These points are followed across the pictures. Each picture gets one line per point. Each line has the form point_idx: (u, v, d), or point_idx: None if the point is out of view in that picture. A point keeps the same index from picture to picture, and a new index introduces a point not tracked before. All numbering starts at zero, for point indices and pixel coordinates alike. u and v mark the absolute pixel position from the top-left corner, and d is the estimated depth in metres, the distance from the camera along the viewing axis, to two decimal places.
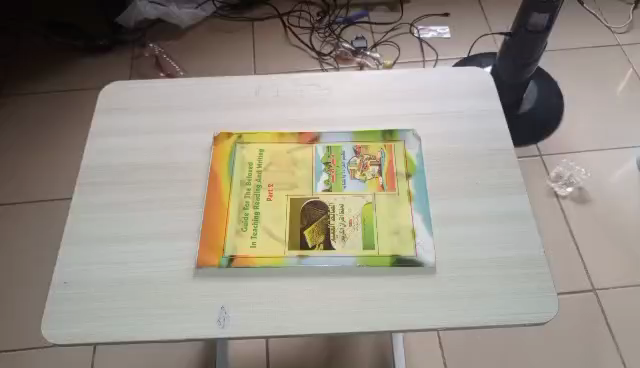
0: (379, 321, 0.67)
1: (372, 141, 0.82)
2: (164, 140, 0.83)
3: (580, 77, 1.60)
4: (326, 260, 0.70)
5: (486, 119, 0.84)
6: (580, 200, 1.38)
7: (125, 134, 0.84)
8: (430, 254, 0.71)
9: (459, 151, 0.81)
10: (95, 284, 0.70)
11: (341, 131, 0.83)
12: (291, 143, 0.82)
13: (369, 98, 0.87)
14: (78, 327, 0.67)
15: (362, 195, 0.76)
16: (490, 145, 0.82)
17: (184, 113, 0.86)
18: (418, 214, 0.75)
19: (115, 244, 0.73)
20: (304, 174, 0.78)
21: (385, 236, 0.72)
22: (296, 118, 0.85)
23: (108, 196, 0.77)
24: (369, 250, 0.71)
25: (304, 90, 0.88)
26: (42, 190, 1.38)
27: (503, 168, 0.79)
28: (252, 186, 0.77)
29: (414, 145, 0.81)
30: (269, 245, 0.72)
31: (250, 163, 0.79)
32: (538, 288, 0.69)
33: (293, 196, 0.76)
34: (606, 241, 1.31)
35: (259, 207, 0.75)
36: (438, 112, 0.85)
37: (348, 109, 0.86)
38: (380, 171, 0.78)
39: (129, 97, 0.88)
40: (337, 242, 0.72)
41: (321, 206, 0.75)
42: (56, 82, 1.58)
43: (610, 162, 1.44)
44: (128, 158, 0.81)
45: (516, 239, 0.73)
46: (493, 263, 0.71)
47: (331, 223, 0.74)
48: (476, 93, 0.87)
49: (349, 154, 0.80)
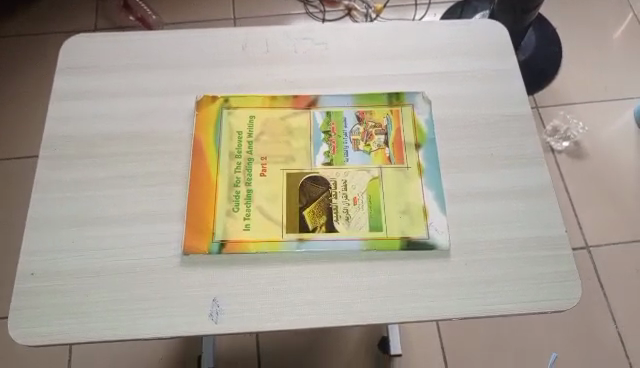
0: (389, 311, 0.60)
1: (376, 105, 0.73)
2: (138, 104, 0.72)
3: (579, 24, 1.51)
4: (329, 244, 0.63)
5: (499, 81, 0.76)
6: (576, 155, 1.32)
7: (93, 96, 0.73)
8: (443, 235, 0.65)
9: (471, 116, 0.73)
10: (66, 275, 0.61)
11: (341, 93, 0.74)
12: (284, 108, 0.72)
13: (370, 56, 0.77)
14: (51, 325, 0.59)
15: (367, 169, 0.68)
16: (504, 110, 0.74)
17: (160, 71, 0.75)
18: (429, 190, 0.67)
19: (88, 228, 0.64)
20: (301, 145, 0.69)
21: (393, 216, 0.65)
22: (290, 79, 0.75)
23: (75, 171, 0.68)
24: (376, 232, 0.64)
25: (297, 45, 0.77)
26: (3, 148, 1.26)
27: (521, 134, 0.72)
28: (243, 159, 0.68)
29: (422, 110, 0.73)
30: (265, 229, 0.64)
31: (239, 133, 0.70)
32: (558, 271, 0.63)
33: (289, 171, 0.67)
34: (601, 198, 1.26)
35: (252, 185, 0.66)
36: (447, 72, 0.76)
37: (347, 68, 0.76)
38: (386, 141, 0.70)
39: (95, 52, 0.76)
40: (340, 224, 0.64)
41: (321, 182, 0.67)
42: (12, 26, 1.42)
43: (607, 114, 1.37)
44: (98, 126, 0.71)
45: (534, 218, 0.66)
46: (510, 245, 0.65)
47: (333, 202, 0.66)
48: (487, 51, 0.78)
49: (351, 121, 0.71)
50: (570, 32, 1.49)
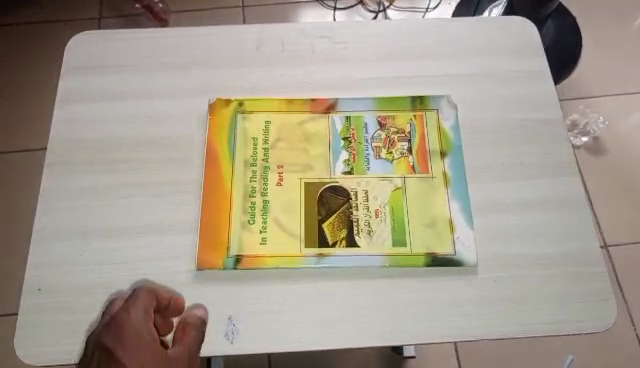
0: (413, 332, 0.57)
1: (398, 109, 0.69)
2: (148, 107, 0.69)
3: (600, 13, 1.45)
4: (350, 260, 0.60)
5: (528, 82, 0.71)
6: (595, 151, 1.28)
7: (100, 98, 0.69)
8: (470, 251, 0.61)
9: (499, 120, 0.69)
10: (75, 291, 0.58)
11: (362, 96, 0.70)
12: (301, 112, 0.68)
13: (391, 54, 0.73)
14: (60, 345, 0.56)
15: (389, 179, 0.64)
16: (534, 115, 0.69)
17: (169, 71, 0.71)
18: (455, 202, 0.63)
19: (97, 240, 0.61)
20: (320, 152, 0.66)
21: (418, 230, 0.62)
22: (307, 80, 0.71)
23: (82, 179, 0.64)
24: (400, 248, 0.61)
25: (315, 44, 0.73)
26: (6, 141, 1.23)
27: (551, 140, 0.68)
28: (259, 167, 0.65)
29: (448, 114, 0.69)
30: (282, 243, 0.61)
31: (254, 139, 0.66)
32: (592, 289, 0.60)
33: (307, 181, 0.64)
34: (620, 196, 1.22)
35: (268, 195, 0.63)
36: (473, 72, 0.72)
37: (367, 68, 0.72)
38: (410, 148, 0.66)
39: (102, 51, 0.72)
40: (361, 238, 0.61)
41: (342, 193, 0.63)
42: (15, 14, 1.38)
43: (628, 107, 1.33)
44: (106, 131, 0.67)
45: (565, 231, 0.63)
46: (540, 261, 0.61)
47: (354, 214, 0.62)
48: (515, 49, 0.74)
49: (372, 127, 0.68)
50: (591, 22, 1.44)
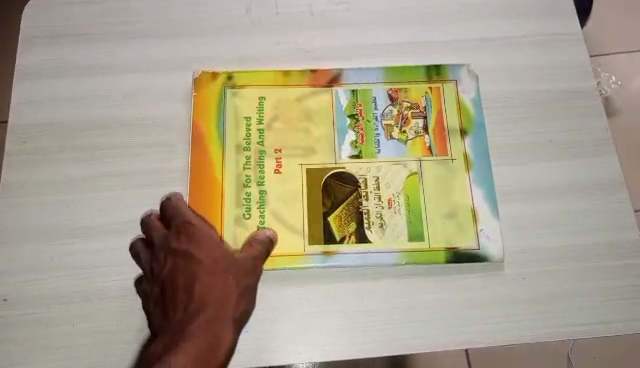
0: (432, 339, 0.51)
1: (412, 81, 0.60)
2: (122, 83, 0.60)
3: None
4: (360, 258, 0.53)
5: (558, 47, 0.63)
6: None
7: (63, 73, 0.60)
8: (496, 244, 0.54)
9: (522, 91, 0.61)
10: (47, 301, 0.52)
11: (369, 66, 0.61)
12: (300, 86, 0.59)
13: (402, 16, 0.63)
14: (34, 363, 0.50)
15: (403, 163, 0.56)
16: (564, 85, 0.61)
17: (142, 41, 0.62)
18: (478, 188, 0.56)
19: (71, 242, 0.54)
20: (323, 133, 0.57)
21: (436, 221, 0.55)
22: (306, 48, 0.62)
23: (46, 170, 0.56)
24: (416, 242, 0.54)
25: (314, 4, 0.64)
26: None
27: (581, 115, 0.60)
28: (253, 152, 0.56)
29: (468, 86, 0.60)
30: (283, 240, 0.53)
31: (247, 118, 0.58)
32: (632, 284, 0.53)
33: (310, 167, 0.56)
34: None
35: (265, 185, 0.55)
36: (495, 36, 0.63)
37: (375, 33, 0.63)
38: (425, 127, 0.58)
39: (66, 17, 0.63)
40: (373, 233, 0.54)
41: (349, 180, 0.55)
42: None
43: None
44: (74, 113, 0.58)
45: (601, 219, 0.56)
46: (573, 253, 0.54)
47: (364, 205, 0.55)
48: (542, 7, 0.64)
49: (382, 102, 0.59)
50: None
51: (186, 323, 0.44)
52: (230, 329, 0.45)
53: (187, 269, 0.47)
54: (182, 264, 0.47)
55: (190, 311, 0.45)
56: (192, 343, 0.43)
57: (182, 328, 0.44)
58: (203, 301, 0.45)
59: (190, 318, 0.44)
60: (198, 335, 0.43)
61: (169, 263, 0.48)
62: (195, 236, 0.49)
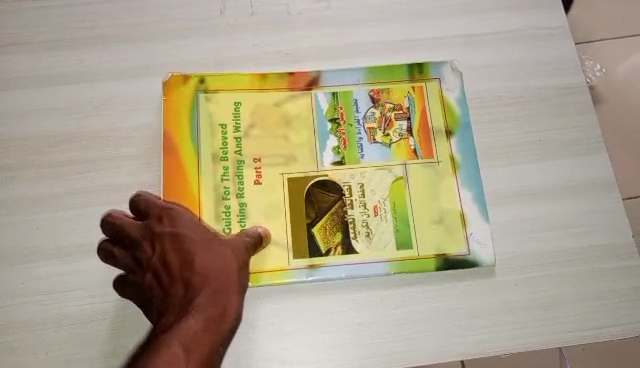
0: (422, 352, 0.49)
1: (394, 80, 0.58)
2: (92, 92, 0.57)
3: None
4: (347, 270, 0.51)
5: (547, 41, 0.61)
6: None
7: (26, 84, 0.57)
8: (487, 249, 0.53)
9: (509, 89, 0.59)
10: (20, 326, 0.49)
11: (349, 66, 0.58)
12: (278, 90, 0.57)
13: (384, 15, 0.61)
14: None
15: (388, 168, 0.54)
16: (555, 81, 0.59)
17: (111, 47, 0.59)
18: (467, 191, 0.54)
19: (44, 263, 0.51)
20: (304, 139, 0.55)
21: (424, 226, 0.53)
22: (284, 51, 0.59)
23: (13, 187, 0.53)
24: (405, 251, 0.52)
25: (291, 3, 0.61)
26: None
27: (570, 112, 0.58)
28: (231, 162, 0.54)
29: (452, 83, 0.58)
30: (266, 254, 0.51)
31: (223, 126, 0.55)
32: (629, 287, 0.52)
33: (291, 175, 0.54)
34: None
35: (245, 197, 0.53)
36: (481, 33, 0.61)
37: (355, 33, 0.60)
38: (409, 129, 0.56)
39: (30, 23, 0.59)
40: (359, 243, 0.52)
41: (333, 188, 0.53)
42: None
43: None
44: (43, 125, 0.56)
45: (595, 220, 0.54)
46: (567, 257, 0.53)
47: (349, 213, 0.53)
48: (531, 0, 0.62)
49: (364, 104, 0.57)
50: None
51: (190, 297, 0.43)
52: (238, 299, 0.44)
53: (179, 250, 0.45)
54: (172, 246, 0.45)
55: (193, 286, 0.44)
56: (202, 314, 0.42)
57: (187, 303, 0.43)
58: (204, 276, 0.44)
59: (194, 295, 0.43)
60: (207, 307, 0.43)
61: (156, 249, 0.46)
62: (181, 217, 0.47)
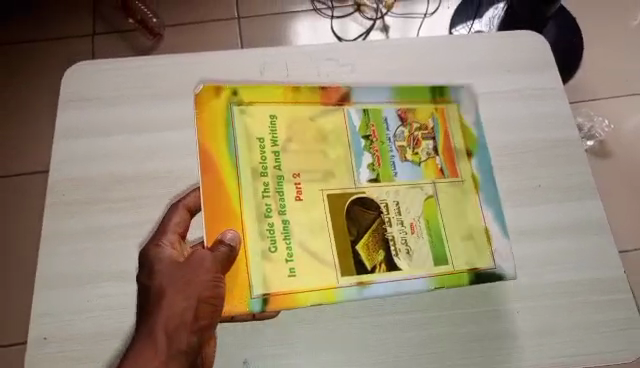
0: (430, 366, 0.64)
1: (420, 100, 0.73)
2: (152, 140, 0.68)
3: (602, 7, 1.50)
4: (392, 286, 0.65)
5: (544, 99, 0.76)
6: (601, 155, 1.37)
7: (93, 135, 0.68)
8: (508, 264, 0.68)
9: (503, 149, 0.73)
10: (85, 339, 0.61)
11: (380, 87, 0.73)
12: (311, 103, 0.70)
13: (399, 79, 0.74)
14: None
15: (420, 187, 0.69)
16: (548, 137, 0.74)
17: (168, 103, 0.70)
18: (489, 210, 0.70)
19: (109, 284, 0.63)
20: (340, 155, 0.69)
21: (456, 243, 0.68)
22: (315, 108, 0.71)
23: (81, 220, 0.65)
24: (440, 266, 0.67)
25: (321, 66, 0.73)
26: None
27: (555, 168, 0.73)
28: (270, 178, 0.67)
29: (467, 106, 0.74)
30: (316, 269, 0.64)
31: (260, 140, 0.68)
32: (606, 319, 0.67)
33: (330, 192, 0.67)
34: (628, 200, 1.34)
35: (287, 215, 0.66)
36: (489, 92, 0.75)
37: (374, 93, 0.72)
38: (435, 148, 0.71)
39: (96, 80, 0.70)
40: (402, 260, 0.66)
41: (372, 207, 0.67)
42: None
43: (631, 107, 1.40)
44: (105, 169, 0.67)
45: (577, 257, 0.69)
46: (557, 287, 0.68)
47: (389, 233, 0.66)
48: (531, 66, 0.77)
49: (393, 123, 0.71)
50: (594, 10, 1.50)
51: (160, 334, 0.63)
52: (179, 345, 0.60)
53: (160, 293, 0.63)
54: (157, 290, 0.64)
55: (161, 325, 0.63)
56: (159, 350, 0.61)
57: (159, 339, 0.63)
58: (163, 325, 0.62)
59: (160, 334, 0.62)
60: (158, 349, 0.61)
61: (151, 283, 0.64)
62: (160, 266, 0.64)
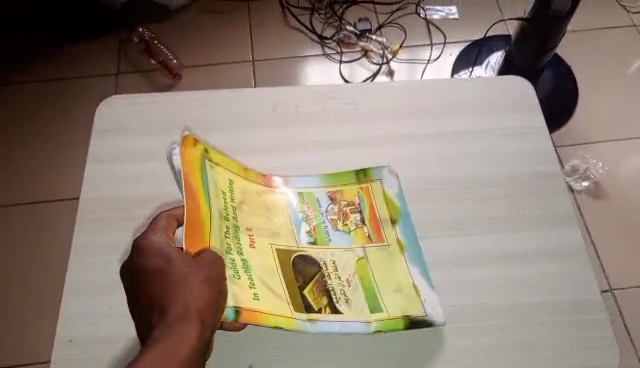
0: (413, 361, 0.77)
1: (347, 183, 0.86)
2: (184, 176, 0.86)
3: (594, 60, 1.64)
4: (337, 324, 0.75)
5: (511, 138, 0.94)
6: (595, 195, 1.48)
7: (133, 178, 0.86)
8: (437, 312, 0.78)
9: (502, 181, 0.90)
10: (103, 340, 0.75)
11: (312, 176, 0.87)
12: (257, 182, 0.84)
13: (393, 115, 0.94)
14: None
15: (351, 249, 0.81)
16: (519, 172, 0.91)
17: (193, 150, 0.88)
18: (416, 269, 0.81)
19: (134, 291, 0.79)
20: (283, 220, 0.81)
21: (391, 295, 0.78)
22: (319, 140, 0.91)
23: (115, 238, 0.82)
24: (376, 314, 0.77)
25: (329, 104, 0.95)
26: (47, 187, 1.51)
27: (526, 197, 0.89)
28: (231, 222, 0.77)
29: (390, 183, 0.87)
30: (277, 303, 0.74)
31: (223, 191, 0.79)
32: (577, 332, 0.79)
33: (277, 246, 0.79)
34: (621, 238, 1.43)
35: (245, 255, 0.75)
36: (477, 130, 0.94)
37: (370, 127, 0.93)
38: (363, 219, 0.84)
39: (131, 138, 0.90)
40: (341, 305, 0.76)
41: (312, 262, 0.79)
42: (56, 70, 1.69)
43: (623, 152, 1.52)
44: (134, 207, 0.84)
45: (543, 276, 0.83)
46: (530, 306, 0.81)
47: (329, 284, 0.78)
48: (504, 110, 0.96)
49: (325, 202, 0.84)
50: (587, 62, 1.63)
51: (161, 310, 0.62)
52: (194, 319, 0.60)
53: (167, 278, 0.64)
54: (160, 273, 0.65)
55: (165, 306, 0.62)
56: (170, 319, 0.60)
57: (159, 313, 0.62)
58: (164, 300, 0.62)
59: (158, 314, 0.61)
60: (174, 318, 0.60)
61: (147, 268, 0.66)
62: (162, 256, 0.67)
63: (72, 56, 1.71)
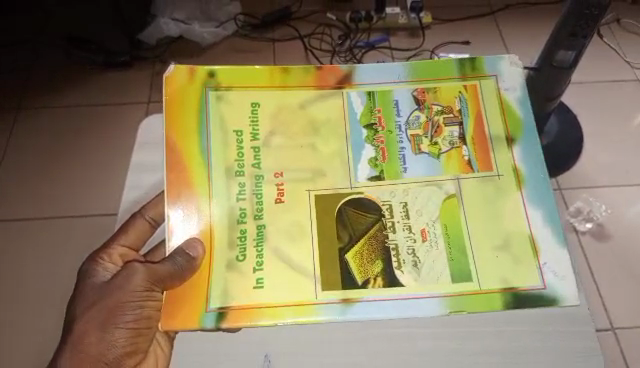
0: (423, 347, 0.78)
1: (447, 78, 0.87)
2: None
3: (598, 110, 1.72)
4: (387, 300, 0.76)
5: None
6: (598, 236, 1.51)
7: None
8: (563, 280, 0.76)
9: None
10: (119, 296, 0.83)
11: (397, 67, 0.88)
12: (307, 88, 0.86)
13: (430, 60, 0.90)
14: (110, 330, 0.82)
15: (439, 184, 0.82)
16: None
17: None
18: (537, 213, 0.79)
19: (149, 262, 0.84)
20: (336, 149, 0.84)
21: (487, 252, 0.78)
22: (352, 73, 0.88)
23: None
24: (464, 282, 0.76)
25: None
26: (76, 200, 1.62)
27: None
28: (243, 176, 0.82)
29: (507, 82, 0.86)
30: (281, 290, 0.77)
31: (236, 132, 0.84)
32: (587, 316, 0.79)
33: (318, 194, 0.82)
34: (624, 280, 1.44)
35: (263, 216, 0.81)
36: None
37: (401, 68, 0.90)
38: (462, 136, 0.84)
39: None
40: (407, 273, 0.77)
41: (373, 211, 0.81)
42: (87, 96, 1.81)
43: (626, 197, 1.56)
44: None
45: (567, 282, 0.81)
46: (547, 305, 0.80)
47: (393, 242, 0.79)
48: None
49: (406, 112, 0.86)
50: (591, 112, 1.72)
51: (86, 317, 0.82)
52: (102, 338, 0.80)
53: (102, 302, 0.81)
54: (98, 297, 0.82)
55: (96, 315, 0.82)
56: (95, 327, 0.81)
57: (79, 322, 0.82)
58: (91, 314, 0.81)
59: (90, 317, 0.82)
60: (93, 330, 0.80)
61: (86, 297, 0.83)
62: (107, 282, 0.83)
63: (105, 80, 1.83)
